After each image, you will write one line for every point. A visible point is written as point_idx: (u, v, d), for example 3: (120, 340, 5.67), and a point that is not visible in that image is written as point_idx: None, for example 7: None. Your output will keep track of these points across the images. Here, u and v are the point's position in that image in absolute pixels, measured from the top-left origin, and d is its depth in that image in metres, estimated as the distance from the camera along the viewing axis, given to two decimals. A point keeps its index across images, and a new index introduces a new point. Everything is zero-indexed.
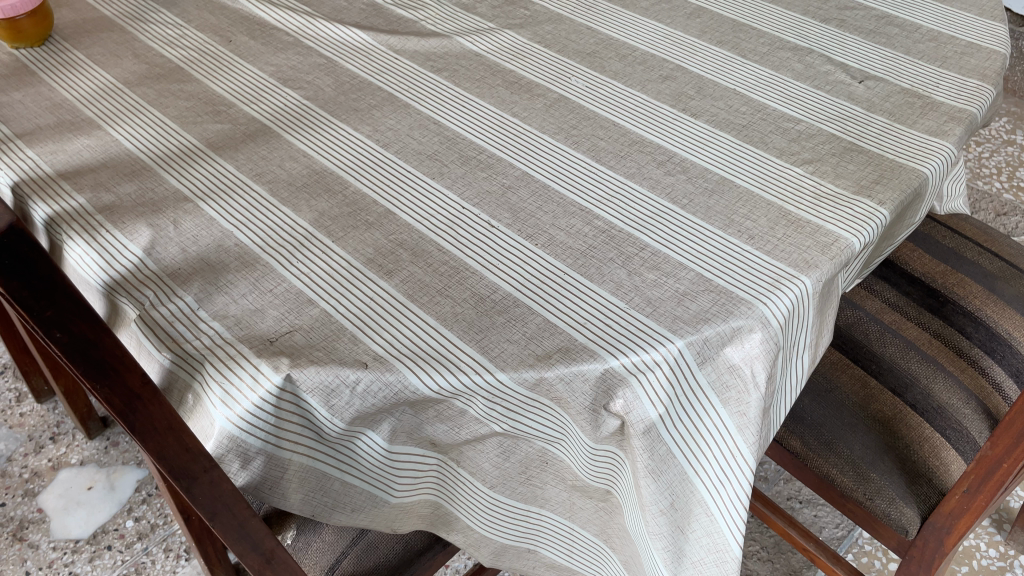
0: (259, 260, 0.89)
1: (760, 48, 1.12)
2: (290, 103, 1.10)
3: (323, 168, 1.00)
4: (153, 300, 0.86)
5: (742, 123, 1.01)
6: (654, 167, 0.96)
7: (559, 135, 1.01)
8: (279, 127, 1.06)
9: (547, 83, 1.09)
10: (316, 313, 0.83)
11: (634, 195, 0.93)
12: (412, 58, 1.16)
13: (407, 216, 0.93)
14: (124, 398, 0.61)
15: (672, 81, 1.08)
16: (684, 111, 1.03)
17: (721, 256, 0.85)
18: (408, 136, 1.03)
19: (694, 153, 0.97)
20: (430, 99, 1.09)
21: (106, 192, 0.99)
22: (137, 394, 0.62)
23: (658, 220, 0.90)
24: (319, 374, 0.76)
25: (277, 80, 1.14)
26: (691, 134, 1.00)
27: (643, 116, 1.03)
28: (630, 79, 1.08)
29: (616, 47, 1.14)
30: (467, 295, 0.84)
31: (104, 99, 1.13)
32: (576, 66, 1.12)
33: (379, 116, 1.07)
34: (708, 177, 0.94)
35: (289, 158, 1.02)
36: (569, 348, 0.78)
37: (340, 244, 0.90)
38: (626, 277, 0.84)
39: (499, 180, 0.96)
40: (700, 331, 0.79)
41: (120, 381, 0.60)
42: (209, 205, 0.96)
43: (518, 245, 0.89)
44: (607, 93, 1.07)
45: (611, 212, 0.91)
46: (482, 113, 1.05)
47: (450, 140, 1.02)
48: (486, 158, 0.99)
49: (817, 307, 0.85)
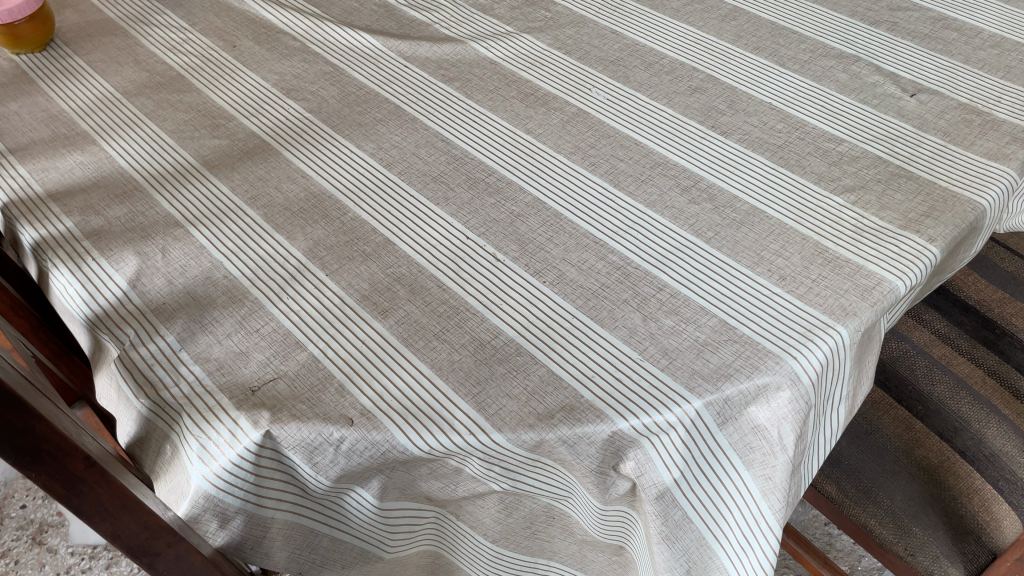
0: (247, 295, 0.83)
1: (801, 55, 1.02)
2: (292, 116, 1.03)
3: (321, 191, 0.93)
4: (133, 340, 0.81)
5: (777, 143, 0.91)
6: (677, 194, 0.87)
7: (575, 155, 0.93)
8: (278, 143, 1.00)
9: (565, 95, 1.01)
10: (303, 358, 0.77)
11: (654, 226, 0.85)
12: (424, 66, 1.08)
13: (407, 247, 0.86)
14: (66, 483, 0.67)
15: (702, 93, 0.99)
16: (713, 129, 0.94)
17: (748, 300, 0.77)
18: (413, 155, 0.96)
19: (723, 177, 0.89)
20: (439, 113, 1.01)
21: (95, 216, 0.93)
22: (80, 477, 0.68)
23: (679, 256, 0.81)
24: (300, 431, 0.70)
25: (279, 91, 1.07)
26: (720, 155, 0.91)
27: (668, 134, 0.94)
28: (656, 91, 1.00)
29: (642, 54, 1.05)
30: (467, 340, 0.77)
31: (102, 111, 1.08)
32: (597, 76, 1.03)
33: (384, 131, 1.00)
34: (737, 206, 0.85)
35: (287, 179, 0.95)
36: (574, 406, 0.71)
37: (334, 279, 0.84)
38: (641, 324, 0.76)
39: (508, 207, 0.89)
40: (719, 390, 0.71)
41: (61, 467, 0.65)
42: (201, 231, 0.91)
43: (525, 283, 0.81)
44: (629, 106, 0.98)
45: (628, 246, 0.83)
46: (493, 129, 0.98)
47: (458, 160, 0.95)
48: (495, 182, 0.92)
49: (855, 358, 0.76)
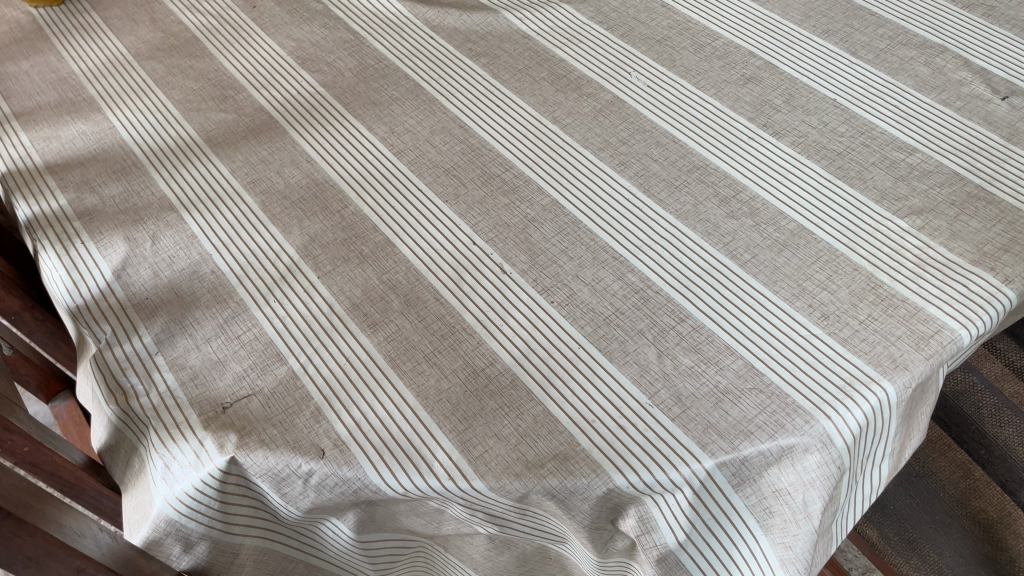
0: (232, 295, 0.77)
1: (877, 41, 0.88)
2: (303, 90, 0.95)
3: (324, 178, 0.86)
4: (111, 338, 0.75)
5: (837, 150, 0.79)
6: (714, 204, 0.77)
7: (605, 152, 0.83)
8: (285, 120, 0.92)
9: (601, 79, 0.90)
10: (282, 372, 0.71)
11: (683, 243, 0.74)
12: (451, 36, 0.98)
13: (408, 250, 0.78)
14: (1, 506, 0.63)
15: (757, 84, 0.86)
16: (764, 128, 0.82)
17: (781, 342, 0.67)
18: (427, 141, 0.87)
19: (769, 188, 0.77)
20: (461, 93, 0.92)
21: (90, 193, 0.88)
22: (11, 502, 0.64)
23: (708, 282, 0.71)
24: (267, 460, 0.65)
25: (295, 60, 0.99)
26: (769, 161, 0.80)
27: (711, 132, 0.83)
28: (703, 79, 0.88)
29: (693, 33, 0.93)
30: (459, 366, 0.69)
31: (111, 75, 1.02)
32: (639, 58, 0.92)
33: (399, 112, 0.91)
34: (781, 224, 0.75)
35: (290, 162, 0.88)
36: (568, 455, 0.63)
37: (326, 282, 0.77)
38: (655, 361, 0.67)
39: (522, 211, 0.80)
40: (737, 450, 0.61)
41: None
42: (195, 217, 0.84)
43: (531, 302, 0.73)
44: (672, 96, 0.87)
45: (651, 265, 0.73)
46: (517, 116, 0.88)
47: (475, 151, 0.86)
48: (512, 179, 0.82)
49: (902, 415, 0.66)
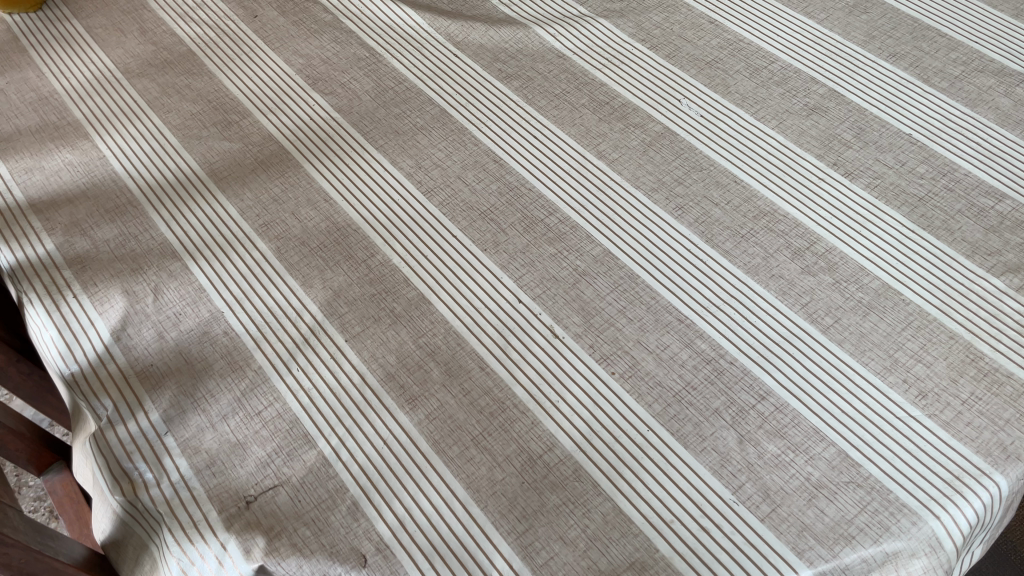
0: (249, 362, 0.69)
1: (951, 68, 0.81)
2: (316, 116, 0.86)
3: (346, 221, 0.77)
4: (112, 414, 0.67)
5: (918, 194, 0.72)
6: (787, 257, 0.69)
7: (660, 193, 0.75)
8: (298, 152, 0.83)
9: (649, 107, 0.82)
10: (311, 458, 0.63)
11: (756, 305, 0.67)
12: (477, 55, 0.89)
13: (446, 308, 0.70)
14: None
15: (822, 115, 0.79)
16: (836, 167, 0.75)
17: (875, 426, 0.60)
18: (458, 178, 0.79)
19: (847, 239, 0.70)
20: (493, 122, 0.83)
21: (81, 237, 0.78)
22: None
23: (787, 352, 0.64)
24: (302, 569, 0.57)
25: (304, 80, 0.90)
26: (844, 206, 0.72)
27: (777, 171, 0.75)
28: (763, 109, 0.80)
29: (747, 53, 0.85)
30: (513, 452, 0.61)
31: (98, 95, 0.91)
32: (688, 82, 0.83)
33: (426, 143, 0.82)
34: (863, 282, 0.67)
35: (306, 202, 0.79)
36: (645, 563, 0.55)
37: (355, 347, 0.68)
38: (735, 448, 0.60)
39: (572, 262, 0.72)
40: (837, 557, 0.55)
41: None
42: (202, 267, 0.76)
43: (589, 374, 0.65)
44: (729, 130, 0.79)
45: (722, 331, 0.66)
46: (558, 150, 0.80)
47: (514, 190, 0.77)
48: (557, 224, 0.74)
49: (1008, 506, 0.60)
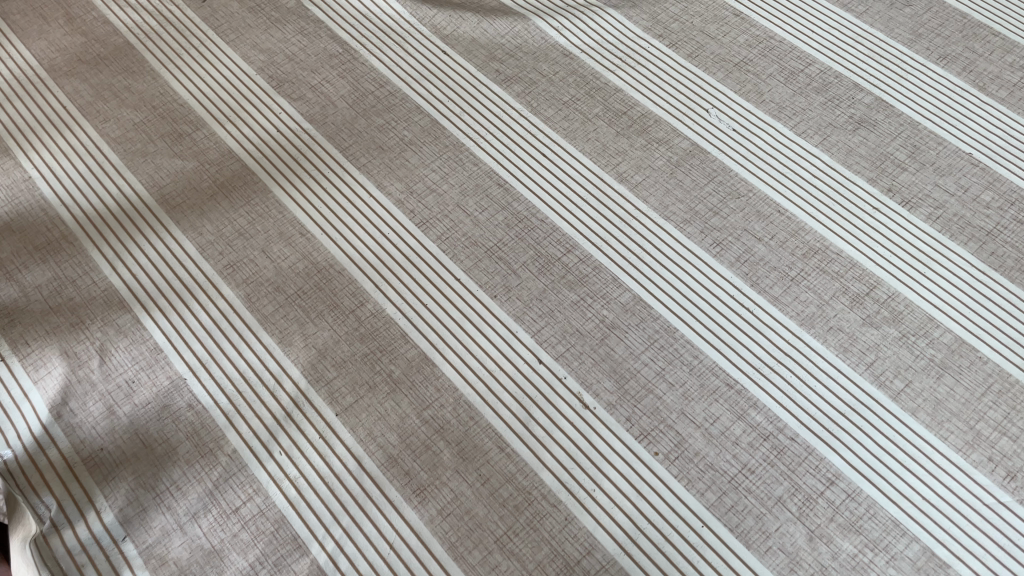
0: (221, 443, 0.58)
1: (1008, 74, 0.72)
2: (284, 127, 0.74)
3: (327, 261, 0.66)
4: (56, 515, 0.55)
5: (985, 227, 0.64)
6: (844, 304, 0.61)
7: (693, 226, 0.65)
8: (266, 173, 0.71)
9: (674, 118, 0.71)
10: (303, 569, 0.53)
11: (814, 365, 0.58)
12: (469, 52, 0.77)
13: (454, 371, 0.60)
14: None
15: (871, 129, 0.69)
16: (890, 194, 0.66)
17: (961, 515, 0.52)
18: (458, 207, 0.68)
19: (910, 282, 0.62)
20: (494, 136, 0.72)
21: (6, 283, 0.65)
22: None
23: (854, 424, 0.56)
24: None
25: (267, 82, 0.77)
26: (904, 242, 0.63)
27: (825, 198, 0.66)
28: (803, 121, 0.70)
29: (780, 53, 0.75)
30: (546, 557, 0.52)
31: (19, 99, 0.77)
32: (716, 88, 0.73)
33: (416, 162, 0.71)
34: (933, 336, 0.59)
35: (279, 237, 0.67)
36: None
37: (348, 423, 0.58)
38: (804, 547, 0.51)
39: (597, 312, 0.62)
40: None
41: None
42: (157, 320, 0.64)
43: (627, 454, 0.56)
44: (766, 146, 0.69)
45: (777, 397, 0.57)
46: (572, 172, 0.69)
47: (524, 222, 0.67)
48: (577, 264, 0.64)
49: None
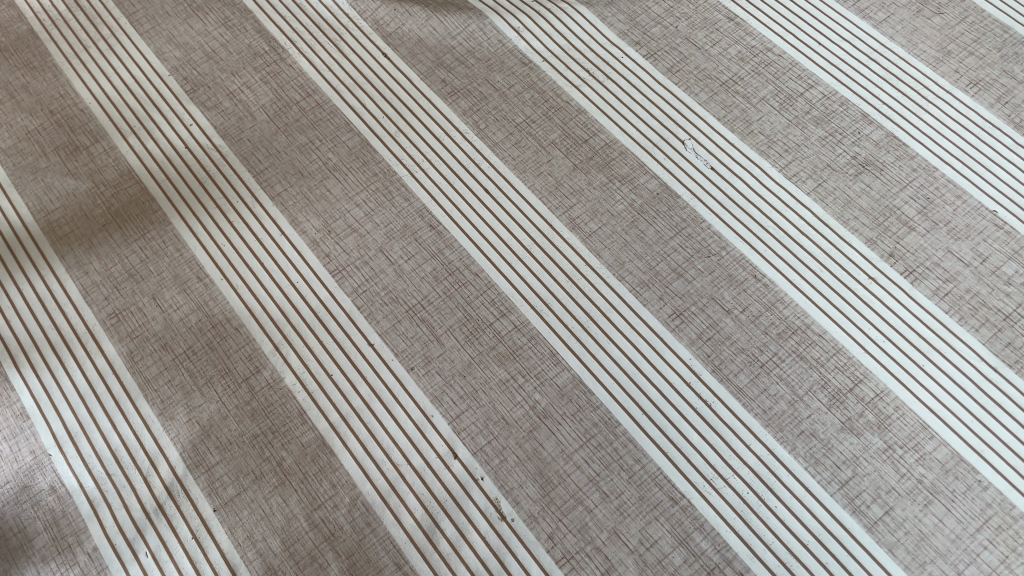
0: (83, 538, 0.50)
1: None
2: (193, 142, 0.64)
3: (224, 314, 0.57)
4: None
5: (1001, 310, 0.53)
6: (821, 402, 0.51)
7: (652, 291, 0.55)
8: (166, 198, 0.62)
9: (643, 151, 0.60)
10: None
11: (776, 480, 0.49)
12: (413, 55, 0.66)
13: (353, 461, 0.51)
14: None
15: (876, 174, 0.58)
16: (891, 260, 0.55)
17: None
18: (380, 252, 0.58)
19: (904, 376, 0.51)
20: (431, 164, 0.61)
21: None
22: None
23: (816, 560, 0.47)
24: None
25: (180, 84, 0.66)
26: (900, 324, 0.53)
27: (811, 262, 0.55)
28: (795, 160, 0.59)
29: (778, 70, 0.63)
30: None
31: None
32: (696, 113, 0.62)
33: (339, 194, 0.61)
34: (925, 451, 0.49)
35: (173, 280, 0.58)
36: None
37: (227, 522, 0.50)
38: None
39: (527, 397, 0.52)
40: None
41: None
42: (26, 378, 0.56)
43: None
44: (748, 191, 0.58)
45: (729, 518, 0.48)
46: (517, 215, 0.59)
47: (454, 276, 0.57)
48: (511, 332, 0.55)
49: None
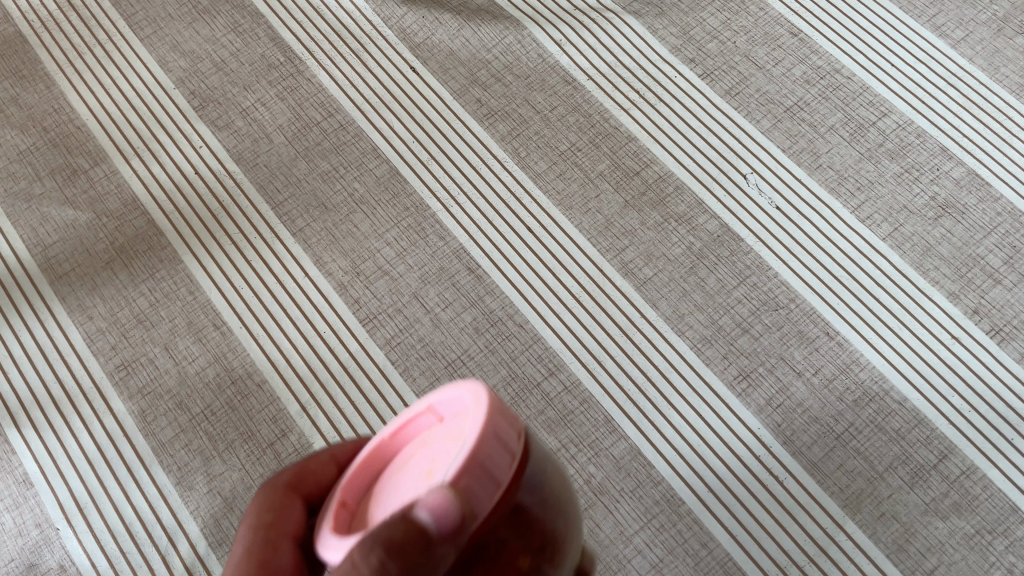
0: None
1: None
2: (204, 167, 0.58)
3: (244, 369, 0.52)
4: None
5: None
6: (902, 481, 0.47)
7: (715, 348, 0.51)
8: (176, 233, 0.56)
9: (701, 186, 0.55)
10: None
11: (853, 569, 0.45)
12: (444, 70, 0.60)
13: None
14: None
15: (958, 218, 0.53)
16: (976, 317, 0.50)
17: None
18: (415, 299, 0.53)
19: (992, 451, 0.47)
20: (468, 197, 0.56)
21: None
22: None
23: None
24: None
25: (187, 100, 0.60)
26: (987, 391, 0.49)
27: (889, 318, 0.51)
28: (869, 200, 0.54)
29: (847, 96, 0.57)
30: None
31: None
32: (758, 143, 0.56)
33: (367, 230, 0.55)
34: (1015, 537, 0.46)
35: (187, 329, 0.53)
36: None
37: None
38: None
39: (581, 469, 0.48)
40: None
41: None
42: (28, 440, 0.51)
43: None
44: (818, 234, 0.53)
45: None
46: (564, 257, 0.54)
47: (496, 327, 0.52)
48: (561, 394, 0.50)
49: None
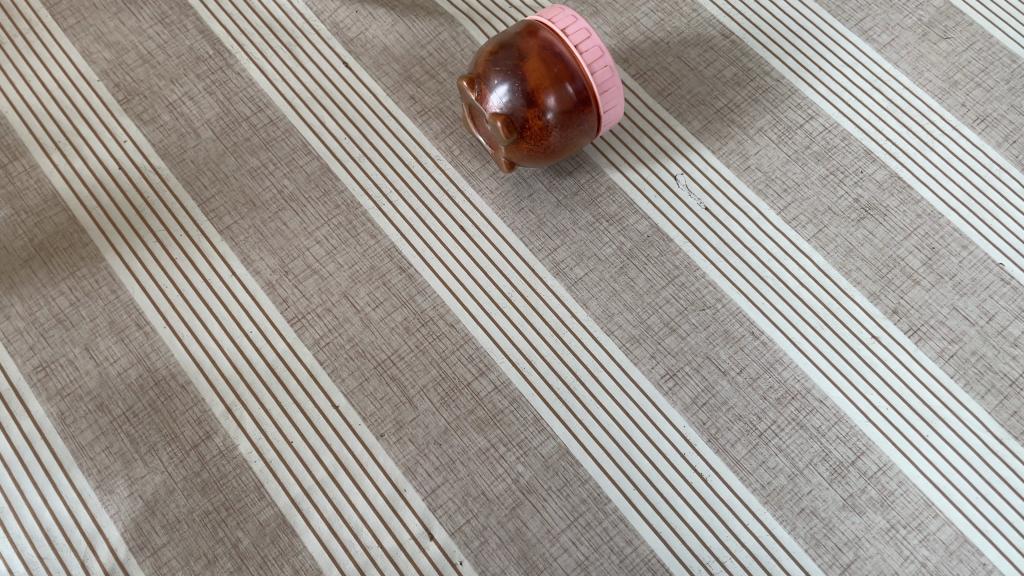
0: None
1: None
2: (128, 163, 0.56)
3: (168, 370, 0.51)
4: None
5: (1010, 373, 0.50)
6: (822, 478, 0.48)
7: (643, 347, 0.51)
8: (98, 230, 0.54)
9: (633, 185, 0.56)
10: None
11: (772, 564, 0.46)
12: (378, 66, 0.60)
13: (319, 544, 0.47)
14: None
15: (880, 219, 0.54)
16: (896, 317, 0.52)
17: None
18: (344, 298, 0.53)
19: (910, 447, 0.48)
20: (401, 195, 0.55)
21: None
22: None
23: None
24: None
25: (111, 92, 0.59)
26: (905, 388, 0.50)
27: (812, 317, 0.52)
28: (794, 202, 0.55)
29: (776, 98, 0.58)
30: None
31: None
32: (689, 144, 0.57)
33: (297, 227, 0.55)
34: (929, 531, 0.47)
35: (109, 330, 0.52)
36: None
37: None
38: None
39: (510, 469, 0.48)
40: None
41: None
42: None
43: None
44: (745, 235, 0.54)
45: None
46: (496, 256, 0.54)
47: (427, 327, 0.52)
48: (490, 394, 0.50)
49: None
